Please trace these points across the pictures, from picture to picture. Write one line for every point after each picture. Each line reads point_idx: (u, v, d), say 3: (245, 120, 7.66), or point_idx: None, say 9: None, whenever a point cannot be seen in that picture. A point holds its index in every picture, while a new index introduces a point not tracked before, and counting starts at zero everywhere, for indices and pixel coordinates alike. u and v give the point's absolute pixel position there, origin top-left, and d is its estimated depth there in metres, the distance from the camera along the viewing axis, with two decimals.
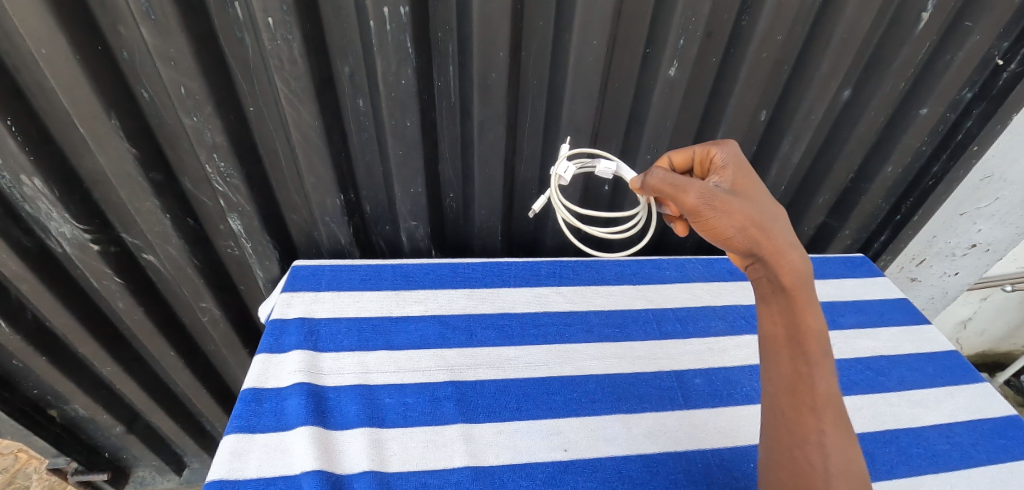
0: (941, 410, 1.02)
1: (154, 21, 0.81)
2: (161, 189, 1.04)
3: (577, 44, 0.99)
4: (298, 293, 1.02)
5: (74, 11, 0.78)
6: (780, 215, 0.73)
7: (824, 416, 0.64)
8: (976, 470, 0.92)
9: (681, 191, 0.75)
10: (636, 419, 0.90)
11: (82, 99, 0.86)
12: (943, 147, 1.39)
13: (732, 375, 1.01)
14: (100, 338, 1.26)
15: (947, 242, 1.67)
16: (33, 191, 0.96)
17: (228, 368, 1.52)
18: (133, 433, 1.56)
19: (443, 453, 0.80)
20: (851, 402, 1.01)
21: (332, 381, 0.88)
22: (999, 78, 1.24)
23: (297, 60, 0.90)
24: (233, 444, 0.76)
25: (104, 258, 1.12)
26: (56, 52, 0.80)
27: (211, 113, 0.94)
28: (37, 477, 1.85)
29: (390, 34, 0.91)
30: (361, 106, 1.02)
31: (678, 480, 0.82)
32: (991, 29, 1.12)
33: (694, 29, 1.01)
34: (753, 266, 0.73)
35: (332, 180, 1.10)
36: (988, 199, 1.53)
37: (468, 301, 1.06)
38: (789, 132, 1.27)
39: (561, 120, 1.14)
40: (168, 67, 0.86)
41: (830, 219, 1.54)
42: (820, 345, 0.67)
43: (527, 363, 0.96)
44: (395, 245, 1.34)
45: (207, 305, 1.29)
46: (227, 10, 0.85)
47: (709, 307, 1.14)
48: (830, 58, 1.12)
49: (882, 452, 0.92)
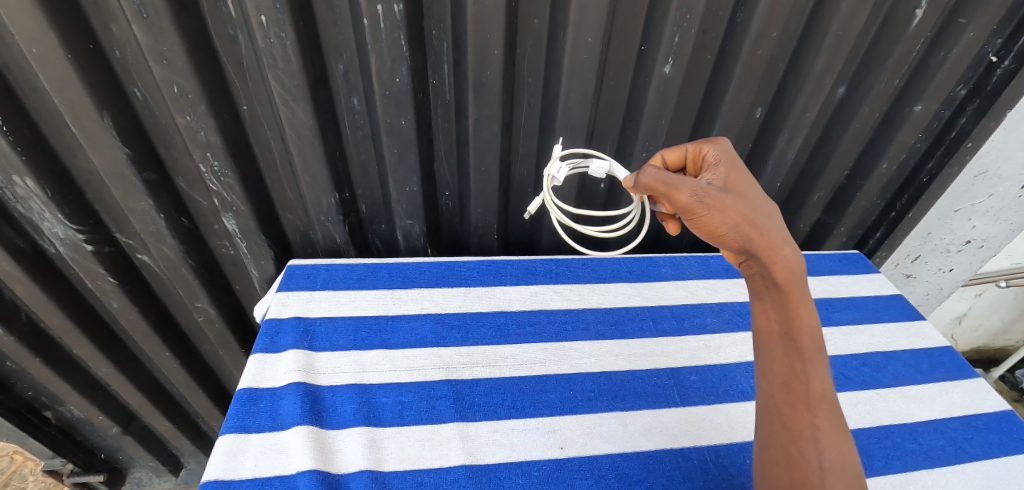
0: (936, 405, 1.03)
1: (146, 20, 0.80)
2: (155, 189, 1.03)
3: (572, 41, 0.99)
4: (293, 292, 1.02)
5: (65, 10, 0.78)
6: (773, 211, 0.73)
7: (819, 411, 0.64)
8: (972, 465, 0.93)
9: (674, 189, 0.75)
10: (633, 417, 0.90)
11: (74, 98, 0.86)
12: (937, 143, 1.39)
13: (728, 372, 1.01)
14: (95, 338, 1.25)
15: (943, 239, 1.68)
16: (25, 191, 0.95)
17: (224, 367, 1.52)
18: (129, 434, 1.56)
19: (440, 451, 0.80)
20: (847, 398, 1.01)
21: (328, 380, 0.88)
22: (993, 74, 1.24)
23: (290, 58, 0.89)
24: (229, 444, 0.76)
25: (99, 259, 1.11)
26: (47, 51, 0.79)
27: (204, 112, 0.93)
28: (34, 479, 1.84)
29: (384, 32, 0.90)
30: (355, 104, 1.02)
31: (675, 477, 0.82)
32: (985, 26, 1.12)
33: (690, 26, 1.01)
34: (747, 263, 0.74)
35: (328, 179, 1.10)
36: (983, 195, 1.53)
37: (465, 300, 1.06)
38: (785, 129, 1.27)
39: (557, 117, 1.13)
40: (161, 66, 0.86)
41: (826, 216, 1.55)
42: (814, 341, 0.67)
43: (523, 361, 0.96)
44: (391, 244, 1.34)
45: (203, 305, 1.28)
46: (220, 8, 0.85)
47: (705, 304, 1.15)
48: (825, 55, 1.12)
49: (878, 448, 0.93)
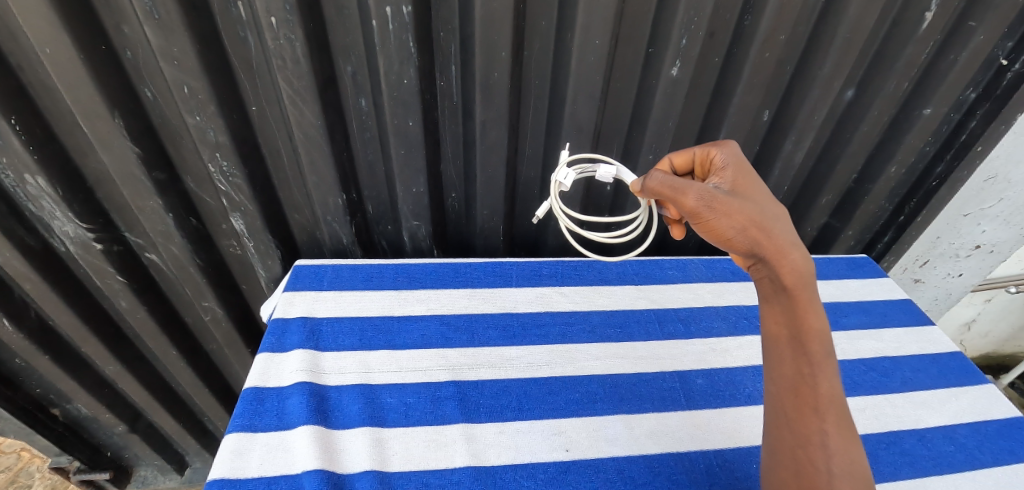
0: (945, 412, 1.02)
1: (157, 20, 0.81)
2: (164, 188, 1.04)
3: (579, 43, 0.99)
4: (300, 292, 1.02)
5: (78, 10, 0.78)
6: (781, 214, 0.73)
7: (827, 416, 0.64)
8: (981, 472, 0.91)
9: (680, 194, 0.74)
10: (638, 419, 0.90)
11: (85, 98, 0.86)
12: (947, 147, 1.38)
13: (734, 376, 1.00)
14: (102, 336, 1.26)
15: (952, 243, 1.66)
16: (37, 190, 0.97)
17: (229, 366, 1.52)
18: (135, 432, 1.57)
19: (445, 453, 0.80)
20: (855, 403, 1.00)
21: (334, 380, 0.88)
22: (1004, 78, 1.23)
23: (299, 59, 0.90)
24: (236, 442, 0.76)
25: (107, 257, 1.12)
26: (60, 52, 0.80)
27: (213, 113, 0.94)
28: (41, 476, 1.85)
29: (392, 33, 0.91)
30: (364, 105, 1.03)
31: (680, 480, 0.82)
32: (995, 29, 1.11)
33: (697, 28, 1.01)
34: (755, 266, 0.73)
35: (335, 180, 1.11)
36: (993, 199, 1.52)
37: (470, 301, 1.06)
38: (792, 132, 1.26)
39: (563, 120, 1.13)
40: (171, 66, 0.86)
41: (833, 220, 1.54)
42: (822, 345, 0.66)
43: (529, 363, 0.96)
44: (397, 245, 1.34)
45: (210, 305, 1.29)
46: (231, 10, 0.86)
47: (711, 308, 1.14)
48: (833, 57, 1.11)
49: (885, 453, 0.92)
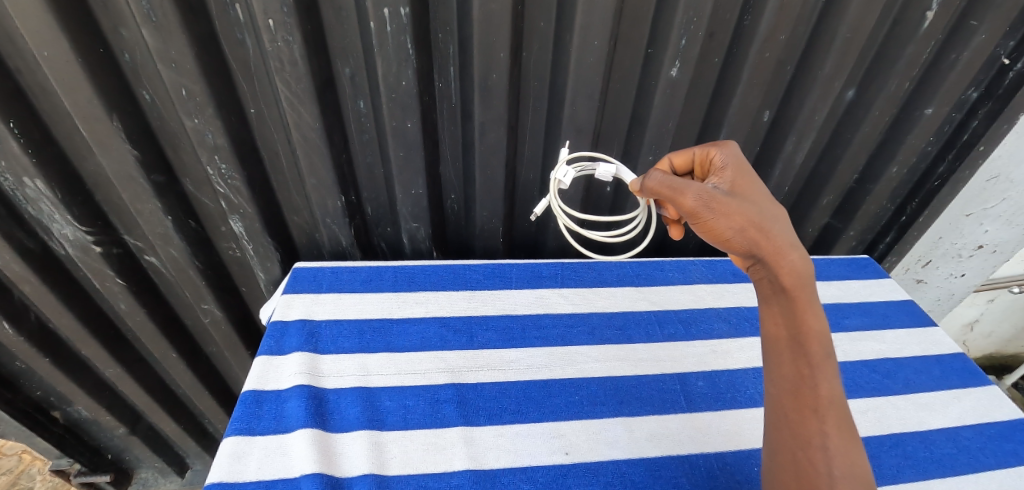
0: (948, 414, 1.01)
1: (155, 23, 0.81)
2: (162, 190, 1.04)
3: (578, 44, 0.99)
4: (299, 294, 1.02)
5: (75, 13, 0.78)
6: (780, 215, 0.72)
7: (827, 417, 0.63)
8: (985, 474, 0.91)
9: (679, 194, 0.74)
10: (638, 422, 0.89)
11: (84, 101, 0.86)
12: (948, 146, 1.37)
13: (735, 379, 1.00)
14: (102, 339, 1.26)
15: (954, 243, 1.66)
16: (36, 193, 0.97)
17: (229, 368, 1.52)
18: (135, 434, 1.56)
19: (443, 456, 0.80)
20: (857, 405, 0.99)
21: (333, 383, 0.88)
22: (1005, 77, 1.23)
23: (297, 61, 0.90)
24: (233, 445, 0.76)
25: (106, 260, 1.12)
26: (57, 54, 0.80)
27: (211, 115, 0.94)
28: (41, 478, 1.85)
29: (389, 35, 0.91)
30: (362, 107, 1.02)
31: (681, 483, 0.81)
32: (997, 29, 1.11)
33: (697, 28, 1.00)
34: (754, 267, 0.73)
35: (334, 182, 1.10)
36: (995, 199, 1.51)
37: (470, 303, 1.05)
38: (792, 132, 1.26)
39: (562, 121, 1.13)
40: (169, 69, 0.86)
41: (834, 220, 1.53)
42: (822, 346, 0.66)
43: (528, 365, 0.95)
44: (396, 246, 1.34)
45: (209, 307, 1.29)
46: (228, 12, 0.85)
47: (712, 309, 1.13)
48: (833, 57, 1.11)
49: (888, 456, 0.91)
